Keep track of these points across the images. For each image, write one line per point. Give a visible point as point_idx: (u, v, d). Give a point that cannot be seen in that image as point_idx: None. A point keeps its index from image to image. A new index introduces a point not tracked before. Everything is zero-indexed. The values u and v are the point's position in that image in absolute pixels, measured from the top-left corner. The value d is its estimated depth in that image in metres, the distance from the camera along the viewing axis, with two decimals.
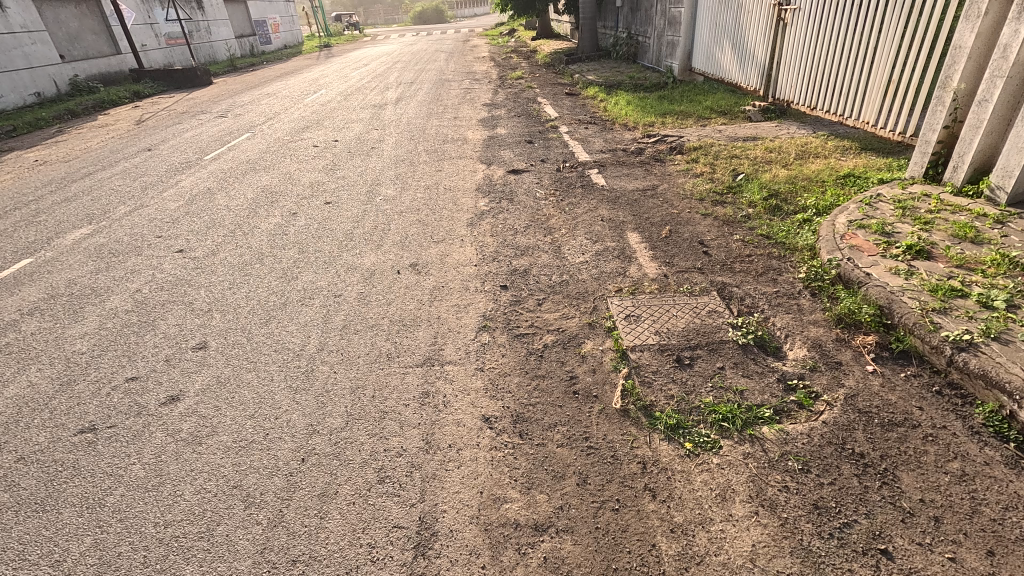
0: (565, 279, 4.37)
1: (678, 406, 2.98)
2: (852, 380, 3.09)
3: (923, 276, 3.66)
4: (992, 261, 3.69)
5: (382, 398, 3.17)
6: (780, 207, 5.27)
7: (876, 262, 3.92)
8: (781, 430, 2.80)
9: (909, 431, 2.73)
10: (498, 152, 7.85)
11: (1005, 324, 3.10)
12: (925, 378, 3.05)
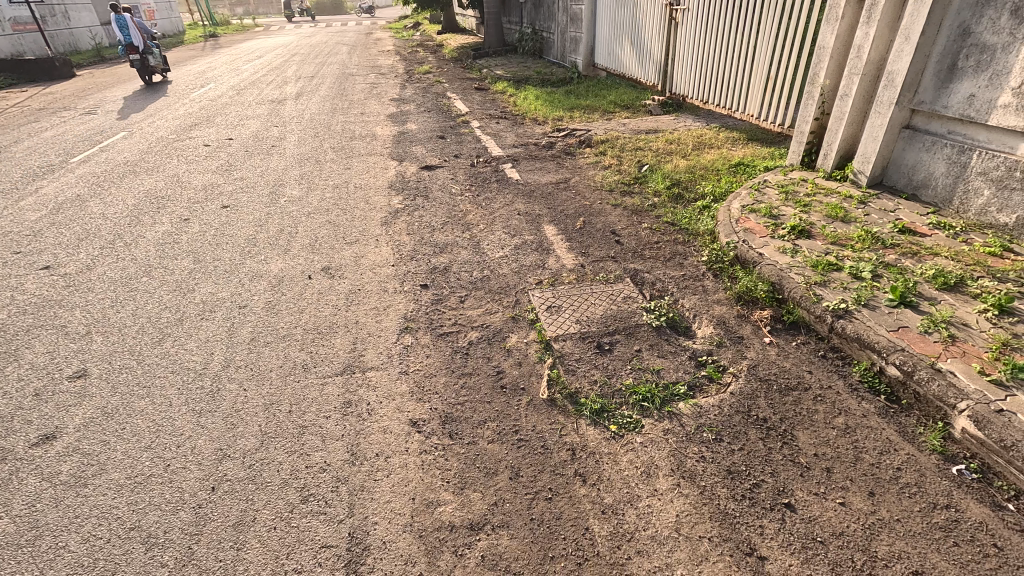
0: (486, 274, 4.37)
1: (602, 390, 3.10)
2: (752, 352, 3.38)
3: (805, 253, 4.07)
4: (858, 237, 4.19)
5: (300, 412, 2.98)
6: (682, 195, 5.62)
7: (766, 242, 4.31)
8: (695, 403, 3.00)
9: (802, 394, 3.03)
10: (410, 148, 7.66)
11: (872, 292, 3.54)
12: (812, 344, 3.41)
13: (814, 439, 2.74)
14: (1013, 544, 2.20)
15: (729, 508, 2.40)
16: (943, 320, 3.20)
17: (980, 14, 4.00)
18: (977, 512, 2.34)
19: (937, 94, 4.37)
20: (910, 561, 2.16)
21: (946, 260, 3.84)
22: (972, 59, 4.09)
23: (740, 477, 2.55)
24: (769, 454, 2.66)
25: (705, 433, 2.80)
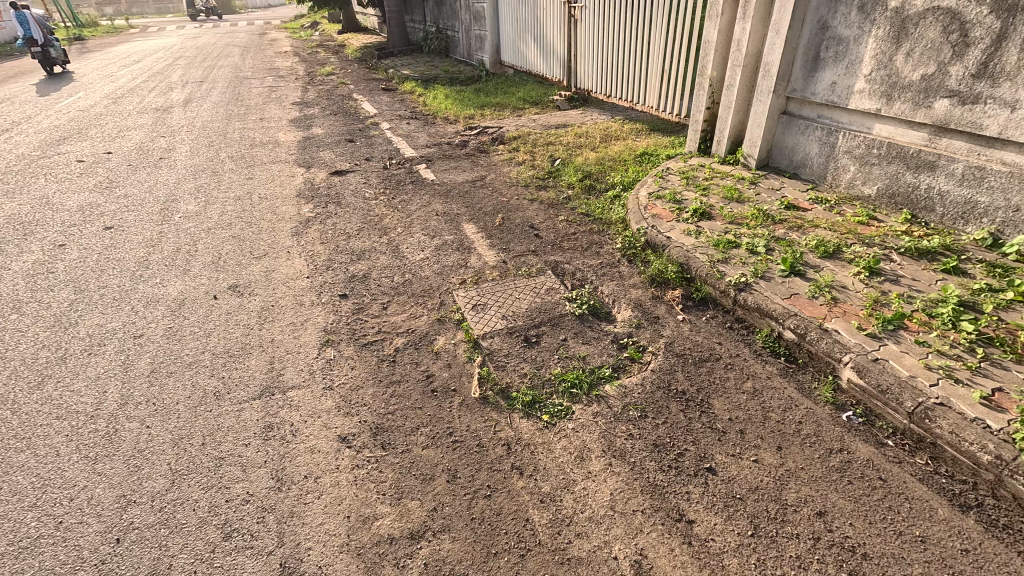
0: (408, 278, 4.29)
1: (532, 382, 3.15)
2: (668, 330, 3.59)
3: (707, 234, 4.38)
4: (752, 215, 4.57)
5: (215, 443, 2.77)
6: (594, 186, 5.83)
7: (673, 226, 4.58)
8: (620, 384, 3.14)
9: (714, 364, 3.27)
10: (317, 153, 7.33)
11: (766, 265, 3.87)
12: (719, 318, 3.68)
13: (728, 405, 2.96)
14: (894, 475, 2.52)
15: (658, 480, 2.54)
16: (826, 285, 3.57)
17: (834, 10, 4.48)
18: (865, 451, 2.65)
19: (806, 82, 4.86)
20: (815, 503, 2.40)
21: (825, 231, 4.29)
22: (831, 50, 4.58)
23: (666, 449, 2.70)
24: (690, 424, 2.84)
25: (631, 412, 2.94)
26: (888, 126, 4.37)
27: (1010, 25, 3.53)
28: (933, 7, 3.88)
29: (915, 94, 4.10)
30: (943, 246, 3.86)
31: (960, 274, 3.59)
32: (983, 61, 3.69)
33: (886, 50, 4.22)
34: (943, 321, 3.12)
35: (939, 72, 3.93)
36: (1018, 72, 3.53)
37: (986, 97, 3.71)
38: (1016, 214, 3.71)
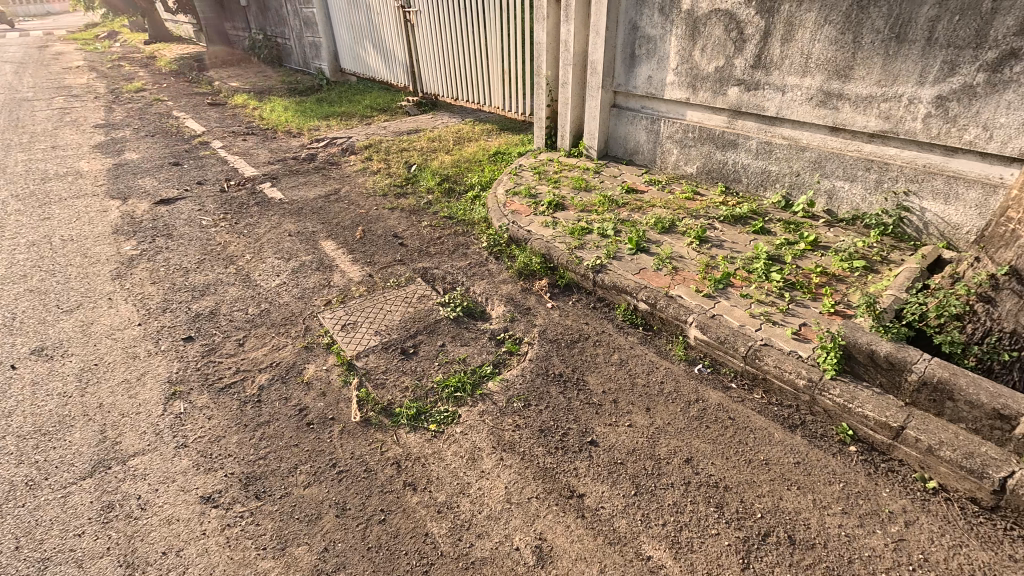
0: (264, 308, 3.93)
1: (415, 394, 3.09)
2: (541, 319, 3.76)
3: (563, 224, 4.65)
4: (599, 202, 4.95)
5: (35, 543, 2.28)
6: (453, 189, 5.87)
7: (532, 220, 4.79)
8: (502, 379, 3.21)
9: (585, 344, 3.49)
10: (134, 181, 6.38)
11: (617, 246, 4.23)
12: (584, 300, 3.95)
13: (601, 379, 3.19)
14: (739, 412, 2.92)
15: (548, 463, 2.66)
16: (667, 257, 4.01)
17: (641, 12, 5.02)
18: (715, 396, 3.03)
19: (627, 77, 5.40)
20: (682, 451, 2.70)
21: (661, 209, 4.80)
22: (643, 48, 5.14)
23: (551, 432, 2.84)
24: (570, 404, 3.02)
25: (515, 403, 3.03)
26: (697, 113, 5.04)
27: (771, 24, 4.23)
28: (715, 9, 4.51)
29: (713, 84, 4.76)
30: (751, 211, 4.55)
31: (766, 233, 4.26)
32: (757, 54, 4.39)
33: (685, 46, 4.83)
34: (758, 274, 3.67)
35: (727, 65, 4.60)
36: (783, 62, 4.26)
37: (764, 84, 4.43)
38: (798, 178, 4.49)
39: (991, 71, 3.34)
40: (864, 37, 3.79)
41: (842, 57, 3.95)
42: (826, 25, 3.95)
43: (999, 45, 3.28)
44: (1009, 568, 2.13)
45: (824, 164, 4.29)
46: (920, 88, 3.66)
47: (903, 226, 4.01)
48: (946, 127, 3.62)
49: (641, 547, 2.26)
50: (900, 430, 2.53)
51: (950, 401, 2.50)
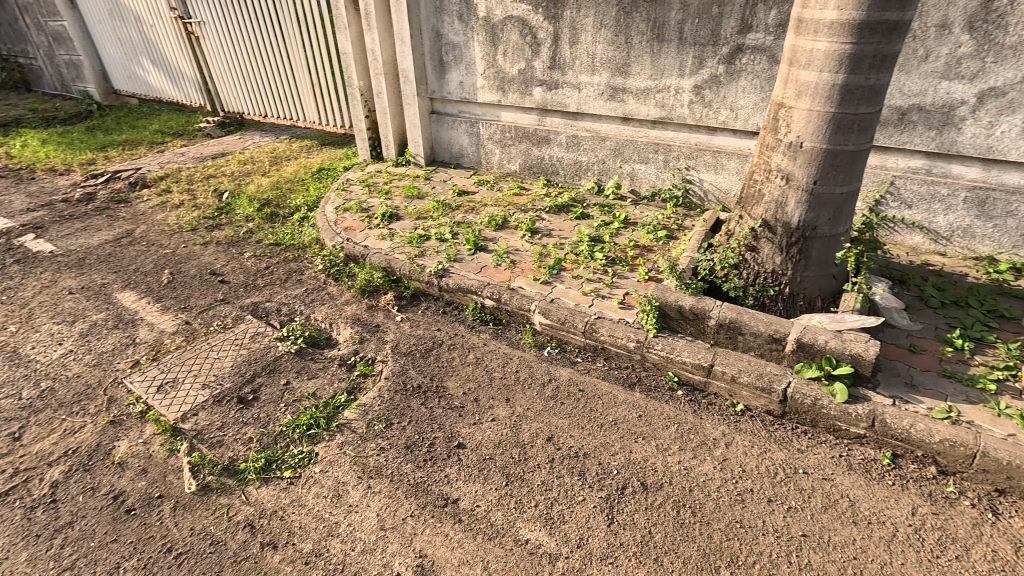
0: (47, 386, 3.22)
1: (261, 444, 2.80)
2: (392, 334, 3.67)
3: (400, 234, 4.58)
4: (433, 208, 4.98)
5: None
6: (276, 213, 5.41)
7: (367, 234, 4.63)
8: (358, 405, 3.07)
9: (440, 350, 3.50)
10: None
11: (457, 248, 4.30)
12: (433, 306, 3.95)
13: (460, 381, 3.23)
14: (587, 383, 3.18)
15: (418, 478, 2.62)
16: (505, 252, 4.20)
17: (441, 19, 5.14)
18: (565, 373, 3.27)
19: (440, 83, 5.51)
20: (543, 432, 2.86)
21: (493, 207, 5.00)
22: (450, 54, 5.29)
23: (418, 446, 2.80)
24: (433, 413, 3.01)
25: (376, 425, 2.92)
26: (510, 113, 5.35)
27: (558, 28, 4.64)
28: (508, 16, 4.80)
29: (519, 85, 5.09)
30: (571, 199, 4.98)
31: (587, 217, 4.71)
32: (552, 56, 4.79)
33: (489, 51, 5.08)
34: (584, 256, 4.06)
35: (529, 67, 4.96)
36: (574, 62, 4.72)
37: (562, 83, 4.87)
38: (605, 165, 5.02)
39: (728, 63, 4.09)
40: (633, 38, 4.36)
41: (620, 55, 4.49)
42: (603, 28, 4.45)
43: (729, 41, 4.02)
44: (798, 459, 2.65)
45: (623, 150, 4.85)
46: (682, 79, 4.33)
47: (690, 196, 4.73)
48: (706, 111, 4.35)
49: (519, 533, 2.36)
50: (710, 367, 2.99)
51: (741, 335, 3.02)
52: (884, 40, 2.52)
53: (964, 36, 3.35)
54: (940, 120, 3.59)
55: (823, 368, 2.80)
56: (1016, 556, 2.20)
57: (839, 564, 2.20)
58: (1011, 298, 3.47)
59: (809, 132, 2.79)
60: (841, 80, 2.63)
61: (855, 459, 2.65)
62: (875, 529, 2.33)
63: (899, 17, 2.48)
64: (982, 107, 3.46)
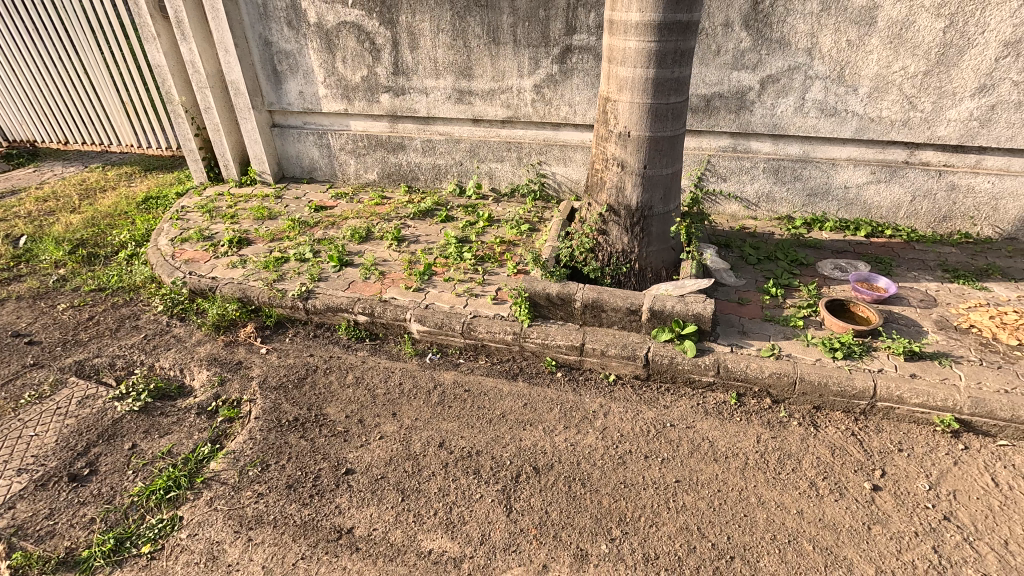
0: None
1: (107, 523, 2.44)
2: (257, 369, 3.37)
3: (253, 259, 4.21)
4: (289, 227, 4.66)
5: None
6: (95, 253, 4.65)
7: (214, 264, 4.19)
8: (226, 453, 2.78)
9: (314, 376, 3.30)
10: None
11: (320, 267, 4.07)
12: (302, 331, 3.69)
13: (341, 405, 3.08)
14: (472, 382, 3.22)
15: (306, 516, 2.46)
16: (372, 264, 4.08)
17: (268, 26, 4.80)
18: (449, 376, 3.28)
19: (278, 94, 5.16)
20: (434, 439, 2.84)
21: (355, 219, 4.82)
22: (284, 63, 4.97)
23: (302, 482, 2.61)
24: (315, 444, 2.83)
25: (251, 471, 2.67)
26: (360, 122, 5.19)
27: (396, 33, 4.59)
28: (342, 22, 4.64)
29: (364, 93, 4.95)
30: (434, 203, 4.99)
31: (452, 220, 4.75)
32: (394, 61, 4.73)
33: (326, 59, 4.86)
34: (454, 257, 4.11)
35: (371, 74, 4.84)
36: (417, 67, 4.71)
37: (408, 88, 4.84)
38: (463, 167, 5.10)
39: (561, 63, 4.38)
40: (471, 41, 4.47)
41: (461, 59, 4.58)
42: (440, 33, 4.50)
43: (559, 42, 4.30)
44: (665, 415, 2.96)
45: (478, 150, 4.97)
46: (522, 79, 4.54)
47: (546, 189, 5.01)
48: (548, 108, 4.62)
49: (421, 546, 2.32)
50: (582, 347, 3.20)
51: (604, 312, 3.27)
52: (679, 38, 2.88)
53: (743, 33, 3.95)
54: (736, 104, 4.21)
55: (674, 330, 3.14)
56: (832, 457, 2.68)
57: (707, 499, 2.49)
58: (806, 247, 4.20)
59: (633, 122, 3.10)
60: (652, 74, 2.96)
61: (710, 404, 3.02)
62: (731, 461, 2.68)
63: (688, 18, 2.85)
64: (764, 92, 4.12)
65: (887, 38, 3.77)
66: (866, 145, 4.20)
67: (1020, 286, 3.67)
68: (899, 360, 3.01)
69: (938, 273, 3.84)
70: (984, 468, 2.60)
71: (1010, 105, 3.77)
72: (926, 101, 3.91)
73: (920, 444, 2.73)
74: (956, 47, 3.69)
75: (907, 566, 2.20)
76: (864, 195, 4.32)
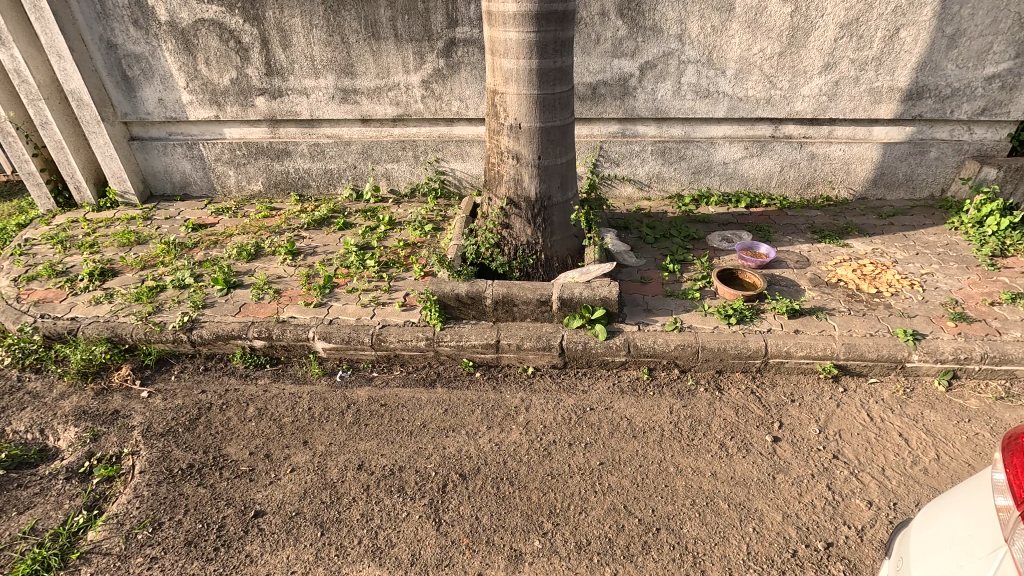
0: None
1: None
2: (139, 416, 2.97)
3: (121, 292, 3.71)
4: (162, 251, 4.17)
5: None
6: None
7: (72, 303, 3.64)
8: (106, 519, 2.42)
9: (209, 414, 2.97)
10: None
11: (204, 292, 3.69)
12: (190, 366, 3.32)
13: (243, 442, 2.80)
14: (388, 396, 3.07)
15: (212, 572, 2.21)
16: (265, 283, 3.76)
17: (109, 26, 4.22)
18: (363, 393, 3.10)
19: (133, 103, 4.59)
20: (352, 462, 2.67)
21: (240, 236, 4.42)
22: (135, 68, 4.41)
23: (204, 535, 2.35)
24: (216, 489, 2.55)
25: (140, 533, 2.36)
26: (235, 129, 4.76)
27: (264, 31, 4.23)
28: (199, 19, 4.19)
29: (236, 97, 4.54)
30: (330, 211, 4.72)
31: (351, 226, 4.52)
32: (265, 61, 4.37)
33: (186, 62, 4.38)
34: (356, 266, 3.90)
35: (241, 76, 4.44)
36: (293, 66, 4.39)
37: (286, 89, 4.50)
38: (357, 170, 4.86)
39: (446, 57, 4.27)
40: (349, 37, 4.23)
41: (340, 56, 4.32)
42: (314, 29, 4.21)
43: (442, 36, 4.19)
44: (584, 400, 3.01)
45: (371, 152, 4.75)
46: (409, 76, 4.38)
47: (446, 186, 4.93)
48: (439, 104, 4.51)
49: None
50: (497, 344, 3.16)
51: (516, 306, 3.25)
52: (558, 28, 2.90)
53: (619, 21, 4.08)
54: (621, 91, 4.38)
55: (584, 315, 3.20)
56: (737, 417, 2.87)
57: (630, 477, 2.57)
58: (696, 223, 4.47)
59: (523, 114, 3.10)
60: (535, 65, 2.95)
61: (625, 382, 3.12)
62: (650, 435, 2.78)
63: (564, 8, 2.86)
64: (644, 77, 4.31)
65: (745, 23, 4.07)
66: (737, 123, 4.54)
67: (873, 240, 4.16)
68: (783, 318, 3.29)
69: (808, 234, 4.25)
70: (861, 405, 2.92)
71: (850, 81, 4.24)
72: (783, 79, 4.28)
73: (808, 393, 3.01)
74: (803, 30, 4.07)
75: (808, 507, 2.41)
76: (740, 169, 4.68)
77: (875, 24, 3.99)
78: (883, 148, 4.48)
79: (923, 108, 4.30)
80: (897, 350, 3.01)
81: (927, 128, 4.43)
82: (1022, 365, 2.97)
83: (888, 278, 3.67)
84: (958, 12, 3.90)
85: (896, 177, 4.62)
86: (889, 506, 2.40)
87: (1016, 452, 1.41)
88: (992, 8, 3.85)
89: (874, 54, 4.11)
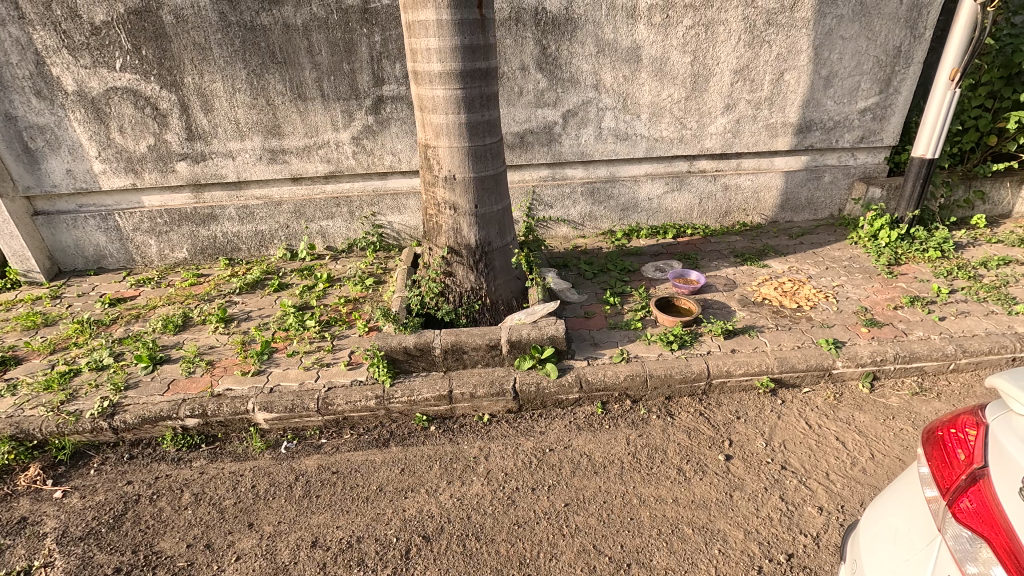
0: None
1: None
2: (52, 520, 2.64)
3: (27, 381, 3.35)
4: (74, 332, 3.83)
5: None
6: None
7: None
8: None
9: (137, 507, 2.69)
10: None
11: (125, 371, 3.41)
12: (112, 456, 3.02)
13: (180, 533, 2.55)
14: (340, 462, 2.92)
15: None
16: (195, 355, 3.53)
17: (8, 98, 3.98)
18: (312, 462, 2.93)
19: (36, 176, 4.29)
20: (305, 540, 2.49)
21: (165, 307, 4.15)
22: (39, 139, 4.16)
23: None
24: None
25: None
26: (154, 196, 4.56)
27: (183, 96, 4.13)
28: (111, 87, 4.04)
29: (154, 163, 4.37)
30: (263, 273, 4.56)
31: (287, 287, 4.38)
32: (185, 126, 4.25)
33: (97, 131, 4.19)
34: (295, 329, 3.76)
35: (160, 142, 4.29)
36: (216, 130, 4.30)
37: (209, 153, 4.38)
38: (290, 229, 4.76)
39: (375, 113, 4.35)
40: (274, 99, 4.22)
41: (266, 118, 4.29)
42: (237, 93, 4.17)
43: (369, 94, 4.26)
44: (542, 441, 3.00)
45: (304, 211, 4.68)
46: (338, 133, 4.40)
47: (385, 239, 4.91)
48: (371, 159, 4.54)
49: None
50: (449, 394, 3.11)
51: (465, 354, 3.23)
52: (482, 84, 3.05)
53: (539, 75, 4.34)
54: (546, 138, 4.61)
55: (534, 356, 3.23)
56: (690, 440, 2.96)
57: (596, 514, 2.56)
58: (630, 256, 4.69)
59: (456, 165, 3.18)
60: (463, 119, 3.07)
61: (581, 418, 3.14)
62: (610, 469, 2.80)
63: (486, 65, 3.03)
64: (567, 124, 4.58)
65: (652, 72, 4.44)
66: (657, 161, 4.89)
67: (788, 259, 4.53)
68: (719, 339, 3.48)
69: (732, 258, 4.57)
70: (799, 415, 3.10)
71: (749, 118, 4.70)
72: (692, 120, 4.68)
73: (751, 408, 3.16)
74: (703, 76, 4.50)
75: (766, 521, 2.49)
76: (664, 203, 5.00)
77: (762, 69, 4.49)
78: (785, 176, 4.96)
79: (813, 140, 4.82)
80: (823, 359, 3.25)
81: (818, 156, 4.97)
82: (928, 360, 3.29)
83: (806, 292, 3.99)
84: (829, 57, 4.46)
85: (799, 201, 5.10)
86: (838, 510, 2.52)
87: (936, 444, 1.55)
88: (856, 54, 4.45)
89: (766, 95, 4.60)
